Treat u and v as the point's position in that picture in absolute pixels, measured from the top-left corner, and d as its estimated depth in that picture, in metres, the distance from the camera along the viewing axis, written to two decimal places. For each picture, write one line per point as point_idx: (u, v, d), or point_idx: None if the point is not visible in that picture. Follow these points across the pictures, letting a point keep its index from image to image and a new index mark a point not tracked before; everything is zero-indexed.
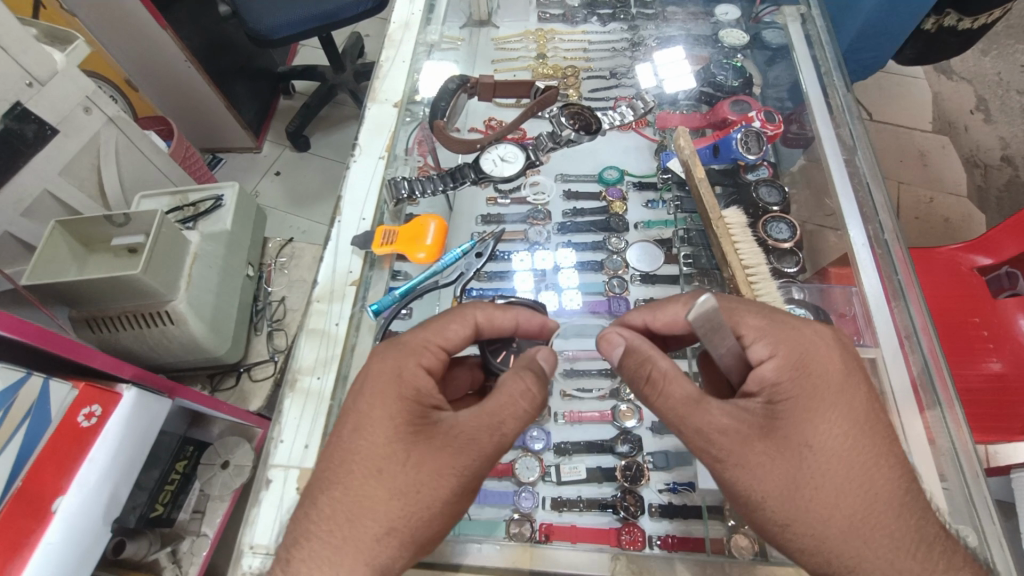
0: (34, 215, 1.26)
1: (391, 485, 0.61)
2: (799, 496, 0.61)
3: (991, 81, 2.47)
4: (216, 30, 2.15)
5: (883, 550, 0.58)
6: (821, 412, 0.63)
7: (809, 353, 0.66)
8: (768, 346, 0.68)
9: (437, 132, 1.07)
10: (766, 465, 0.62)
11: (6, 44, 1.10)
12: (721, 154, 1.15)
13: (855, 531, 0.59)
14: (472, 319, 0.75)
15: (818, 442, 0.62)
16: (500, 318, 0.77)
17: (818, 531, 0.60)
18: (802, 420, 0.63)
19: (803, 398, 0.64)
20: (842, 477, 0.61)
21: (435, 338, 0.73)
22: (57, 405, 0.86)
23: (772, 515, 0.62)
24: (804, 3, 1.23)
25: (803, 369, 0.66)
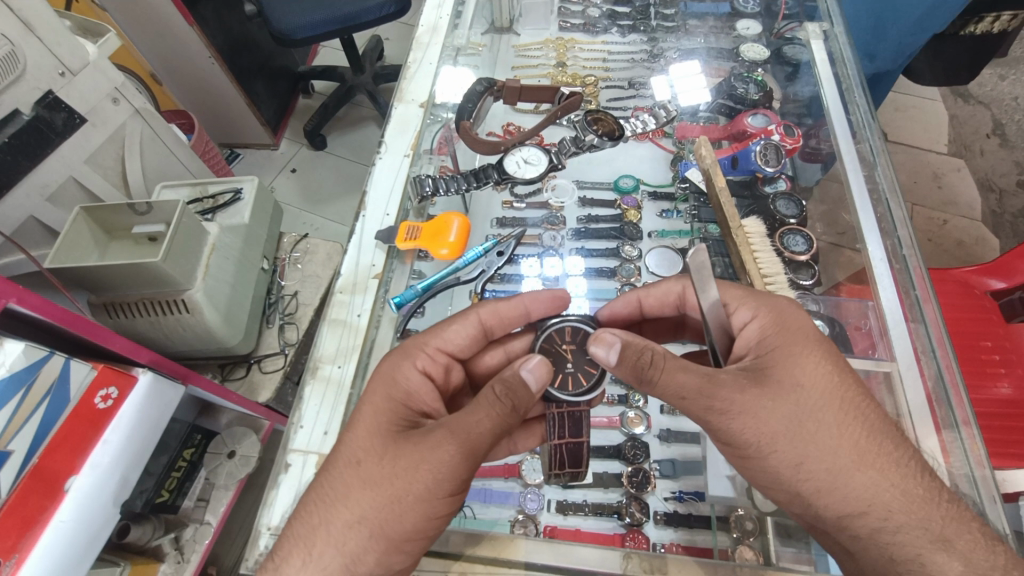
0: (58, 201, 1.28)
1: (409, 487, 0.63)
2: (803, 433, 0.65)
3: (1009, 105, 2.46)
4: (239, 28, 2.19)
5: (892, 475, 0.63)
6: (807, 355, 0.70)
7: (786, 311, 0.75)
8: (750, 308, 0.76)
9: (462, 132, 1.12)
10: (770, 405, 0.66)
11: (41, 34, 1.13)
12: (739, 166, 1.17)
13: (862, 459, 0.64)
14: (477, 317, 0.83)
15: (810, 381, 0.68)
16: (508, 310, 0.84)
17: (829, 465, 0.64)
18: (793, 364, 0.69)
19: (787, 345, 0.71)
20: (838, 413, 0.67)
21: (433, 341, 0.81)
22: (76, 386, 0.88)
23: (786, 456, 0.65)
24: (827, 20, 1.22)
25: (784, 323, 0.74)
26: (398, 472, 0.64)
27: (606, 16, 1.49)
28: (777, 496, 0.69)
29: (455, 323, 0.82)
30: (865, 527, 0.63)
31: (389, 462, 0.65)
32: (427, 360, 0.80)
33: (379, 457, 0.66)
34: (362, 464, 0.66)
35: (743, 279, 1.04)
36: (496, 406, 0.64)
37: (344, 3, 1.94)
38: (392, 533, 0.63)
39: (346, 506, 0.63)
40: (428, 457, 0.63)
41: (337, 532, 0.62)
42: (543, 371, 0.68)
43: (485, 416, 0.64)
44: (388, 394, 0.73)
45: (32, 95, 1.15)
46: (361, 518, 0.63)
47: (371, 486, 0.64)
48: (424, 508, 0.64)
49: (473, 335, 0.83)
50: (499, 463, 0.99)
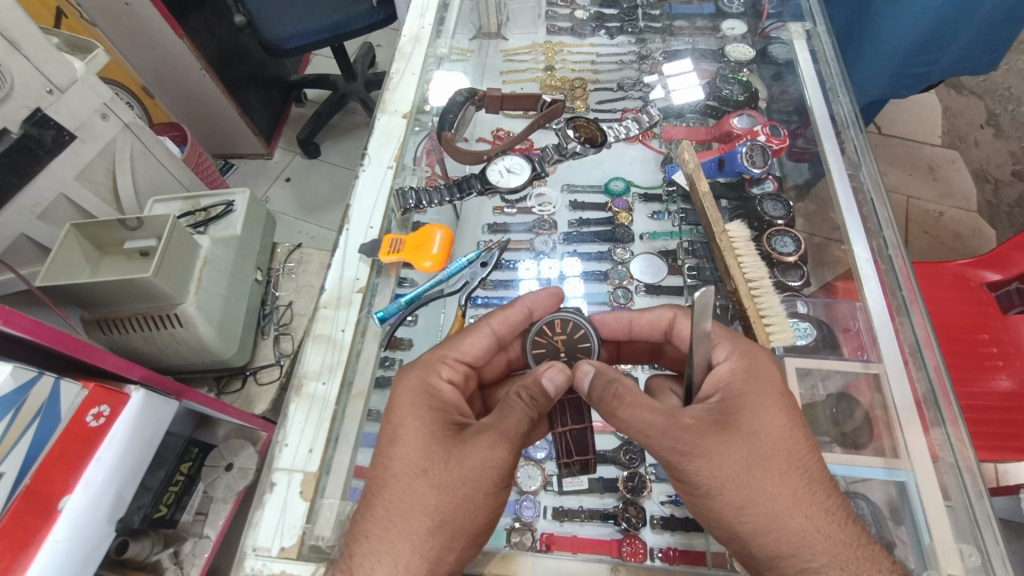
0: (49, 219, 1.28)
1: (479, 485, 0.65)
2: (751, 478, 0.64)
3: (1002, 96, 2.44)
4: (229, 39, 2.19)
5: (820, 521, 0.62)
6: (771, 402, 0.70)
7: (760, 357, 0.75)
8: (726, 349, 0.76)
9: (445, 143, 1.11)
10: (722, 451, 0.66)
11: (28, 52, 1.14)
12: (726, 168, 1.16)
13: (799, 507, 0.63)
14: (490, 328, 0.82)
15: (762, 428, 0.68)
16: (512, 315, 0.84)
17: (768, 510, 0.63)
18: (749, 412, 0.69)
19: (751, 394, 0.71)
20: (784, 464, 0.66)
21: (450, 352, 0.80)
22: (67, 405, 0.88)
23: (729, 500, 0.65)
24: (809, 20, 1.22)
25: (758, 369, 0.74)
26: (468, 475, 0.65)
27: (593, 18, 1.48)
28: (720, 532, 0.67)
29: (468, 336, 0.82)
30: (791, 568, 0.62)
31: (453, 466, 0.65)
32: (449, 370, 0.79)
33: (442, 464, 0.66)
34: (429, 471, 0.65)
35: (727, 284, 1.03)
36: (529, 408, 0.71)
37: (332, 11, 1.94)
38: (466, 533, 0.64)
39: (420, 513, 0.63)
40: (492, 457, 0.66)
41: (420, 541, 0.62)
42: (561, 377, 0.73)
43: (523, 415, 0.70)
44: (431, 405, 0.72)
45: (20, 113, 1.15)
46: (441, 523, 0.63)
47: (444, 491, 0.64)
48: (493, 502, 0.67)
49: (488, 346, 0.83)
50: None
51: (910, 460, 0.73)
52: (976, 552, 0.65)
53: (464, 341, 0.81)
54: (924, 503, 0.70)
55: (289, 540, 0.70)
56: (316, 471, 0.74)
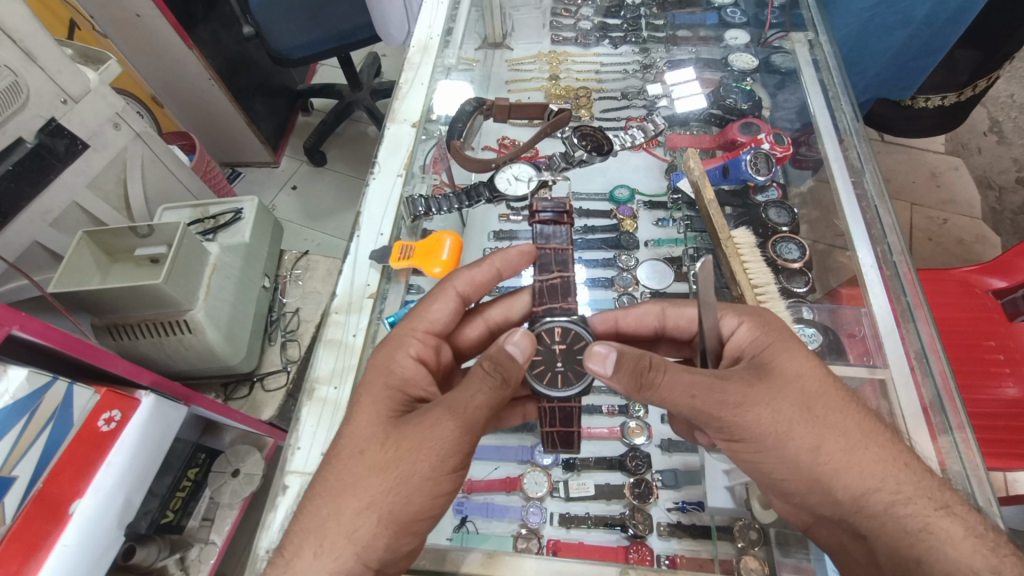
0: (62, 226, 1.30)
1: (415, 468, 0.63)
2: (812, 415, 0.67)
3: (1004, 103, 2.45)
4: (237, 49, 2.23)
5: (894, 450, 0.66)
6: (797, 351, 0.72)
7: (769, 315, 0.77)
8: (735, 315, 0.78)
9: (454, 152, 1.13)
10: (779, 393, 0.68)
11: (43, 64, 1.16)
12: (730, 175, 1.18)
13: (863, 441, 0.66)
14: (453, 289, 0.86)
15: (797, 373, 0.70)
16: (480, 275, 0.87)
17: (843, 444, 0.66)
18: (779, 358, 0.72)
19: (776, 343, 0.73)
20: (837, 398, 0.69)
21: (418, 323, 0.82)
22: (79, 410, 0.89)
23: (804, 441, 0.67)
24: (813, 29, 1.24)
25: (768, 331, 0.75)
26: (403, 455, 0.64)
27: (597, 29, 1.52)
28: (793, 483, 0.68)
29: (436, 302, 0.85)
30: (880, 503, 0.63)
31: (391, 447, 0.65)
32: (418, 343, 0.80)
33: (382, 445, 0.66)
34: (365, 452, 0.66)
35: (733, 290, 1.04)
36: (486, 381, 0.66)
37: (339, 22, 1.97)
38: (401, 516, 0.63)
39: (354, 495, 0.63)
40: (432, 438, 0.64)
41: (348, 522, 0.62)
42: (526, 342, 0.70)
43: (477, 391, 0.65)
44: (385, 384, 0.73)
45: (35, 123, 1.17)
46: (371, 506, 0.62)
47: (378, 472, 0.64)
48: (432, 488, 0.64)
49: (455, 308, 0.86)
50: (499, 477, 0.99)
51: None
52: None
53: (432, 306, 0.85)
54: None
55: None
56: None
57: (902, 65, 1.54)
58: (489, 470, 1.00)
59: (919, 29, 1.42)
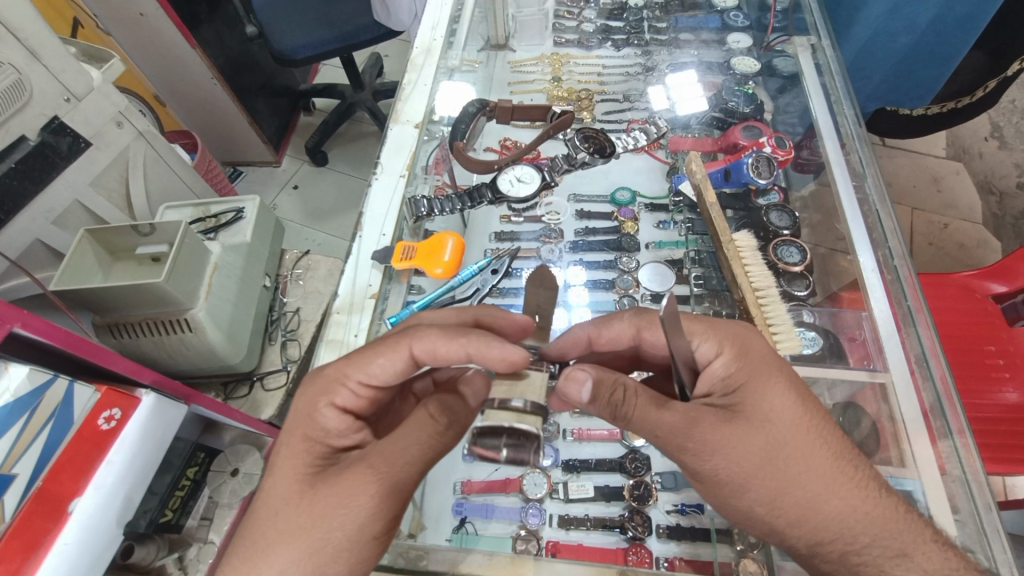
0: (64, 224, 1.30)
1: (330, 536, 0.61)
2: (774, 466, 0.64)
3: (1006, 108, 2.45)
4: (240, 49, 2.23)
5: (858, 502, 0.63)
6: (773, 386, 0.69)
7: (750, 342, 0.73)
8: (713, 344, 0.73)
9: (455, 153, 1.13)
10: (743, 439, 0.65)
11: (47, 62, 1.16)
12: (732, 178, 1.18)
13: (825, 493, 0.64)
14: (407, 350, 0.72)
15: (769, 411, 0.68)
16: (443, 348, 0.71)
17: (801, 495, 0.63)
18: (753, 394, 0.69)
19: (753, 380, 0.70)
20: (803, 443, 0.66)
21: (353, 372, 0.72)
22: (80, 408, 0.89)
23: (759, 493, 0.64)
24: (815, 34, 1.24)
25: (745, 361, 0.72)
26: (318, 523, 0.61)
27: (599, 31, 1.52)
28: (754, 522, 0.66)
29: (379, 357, 0.71)
30: (833, 552, 0.63)
31: (308, 508, 0.62)
32: (347, 395, 0.72)
33: (297, 506, 0.63)
34: (281, 514, 0.62)
35: (735, 293, 1.04)
36: (429, 426, 0.65)
37: (342, 22, 1.98)
38: None
39: (267, 563, 0.59)
40: (349, 500, 0.61)
41: None
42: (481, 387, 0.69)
43: (412, 443, 0.64)
44: (304, 436, 0.69)
45: (38, 121, 1.17)
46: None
47: (294, 536, 0.61)
48: (354, 557, 0.62)
49: (404, 368, 0.72)
50: (499, 478, 0.97)
51: (917, 469, 0.74)
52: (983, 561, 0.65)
53: (374, 360, 0.72)
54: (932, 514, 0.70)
55: None
56: None
57: (911, 73, 1.55)
58: (489, 471, 0.97)
59: (924, 32, 1.43)
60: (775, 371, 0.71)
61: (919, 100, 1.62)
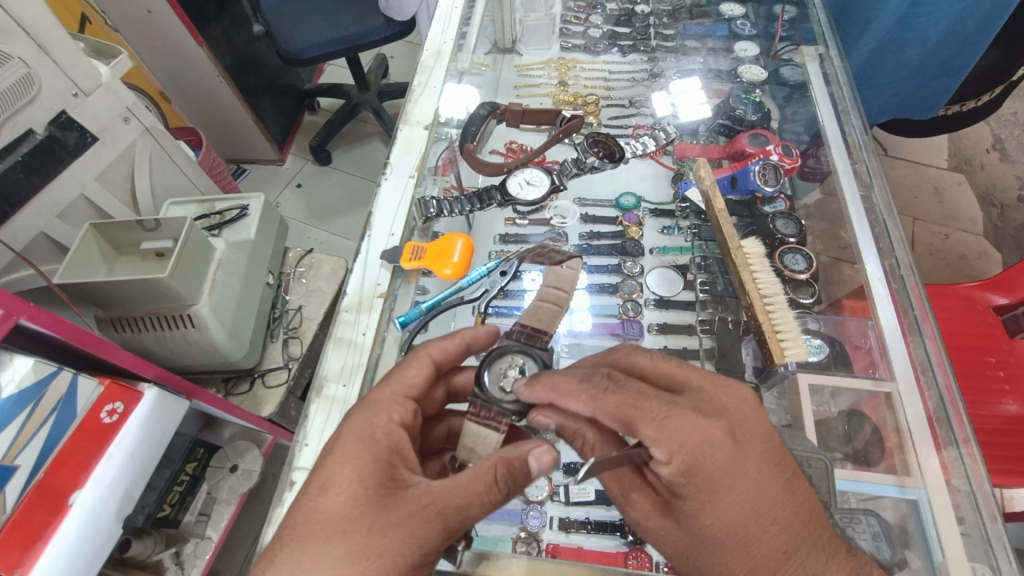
0: (69, 218, 1.30)
1: (381, 563, 0.59)
2: (701, 561, 0.65)
3: (1008, 121, 2.47)
4: (247, 47, 2.24)
5: None
6: (722, 503, 0.61)
7: (711, 451, 0.61)
8: (665, 451, 0.61)
9: (466, 154, 1.15)
10: (673, 533, 0.66)
11: (57, 57, 1.17)
12: (739, 185, 1.18)
13: None
14: (428, 356, 0.78)
15: (707, 520, 0.63)
16: (450, 346, 0.80)
17: None
18: (696, 502, 0.63)
19: (699, 494, 0.62)
20: (734, 555, 0.62)
21: (400, 390, 0.75)
22: (83, 402, 0.89)
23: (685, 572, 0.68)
24: (823, 43, 1.25)
25: (697, 473, 0.61)
26: (386, 547, 0.60)
27: (606, 37, 1.53)
28: None
29: (410, 366, 0.77)
30: None
31: (377, 535, 0.60)
32: (403, 411, 0.73)
33: (365, 530, 0.61)
34: (347, 533, 0.61)
35: (742, 299, 1.03)
36: (494, 489, 0.64)
37: (350, 23, 1.98)
38: None
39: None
40: (412, 532, 0.61)
41: None
42: (547, 461, 0.66)
43: (477, 495, 0.63)
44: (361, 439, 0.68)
45: (46, 115, 1.18)
46: None
47: (359, 561, 0.59)
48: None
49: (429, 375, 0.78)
50: None
51: (923, 479, 0.74)
52: (989, 571, 0.65)
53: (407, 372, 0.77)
54: (937, 522, 0.70)
55: None
56: None
57: (924, 85, 1.55)
58: None
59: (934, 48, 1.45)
60: (740, 485, 0.61)
61: (930, 111, 1.64)
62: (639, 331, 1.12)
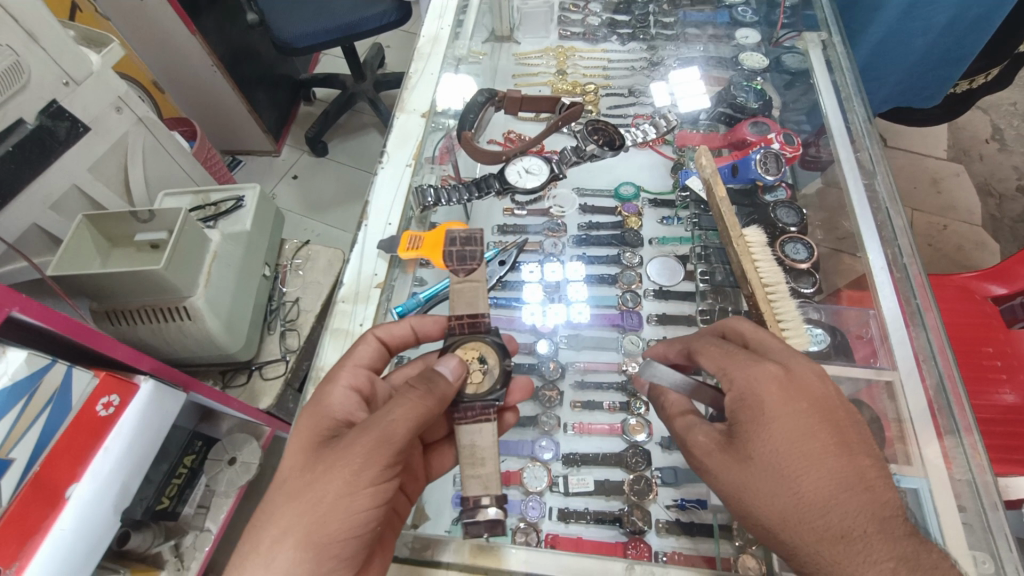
0: (61, 210, 1.28)
1: (326, 488, 0.62)
2: (749, 491, 0.64)
3: (1008, 111, 2.46)
4: (241, 36, 2.21)
5: (820, 533, 0.59)
6: (775, 423, 0.64)
7: (768, 374, 0.68)
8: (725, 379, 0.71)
9: (464, 142, 1.12)
10: (727, 464, 0.66)
11: (47, 45, 1.14)
12: (740, 174, 1.17)
13: (792, 521, 0.61)
14: (374, 336, 0.83)
15: (762, 441, 0.64)
16: (397, 330, 0.84)
17: (768, 520, 0.63)
18: (750, 425, 0.66)
19: (752, 416, 0.66)
20: (782, 476, 0.62)
21: (349, 361, 0.80)
22: (78, 394, 0.88)
23: (737, 512, 0.66)
24: (825, 30, 1.25)
25: (750, 399, 0.67)
26: (320, 476, 0.63)
27: (605, 25, 1.50)
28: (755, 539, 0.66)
29: (358, 345, 0.82)
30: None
31: (309, 471, 0.64)
32: (353, 376, 0.78)
33: (303, 471, 0.65)
34: (288, 481, 0.65)
35: (744, 288, 1.01)
36: (415, 399, 0.67)
37: (346, 11, 1.95)
38: (318, 539, 0.61)
39: (273, 524, 0.61)
40: (342, 458, 0.63)
41: (267, 550, 0.60)
42: (457, 365, 0.73)
43: (399, 405, 0.65)
44: (313, 414, 0.72)
45: (36, 104, 1.16)
46: (288, 530, 0.61)
47: (293, 498, 0.62)
48: (350, 505, 0.62)
49: (379, 351, 0.82)
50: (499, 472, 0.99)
51: (924, 469, 0.74)
52: (990, 559, 0.65)
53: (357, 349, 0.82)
54: (938, 510, 0.70)
55: None
56: None
57: (926, 74, 1.54)
58: None
59: (939, 37, 1.43)
60: (798, 405, 0.65)
61: (930, 100, 1.62)
62: (638, 322, 1.12)
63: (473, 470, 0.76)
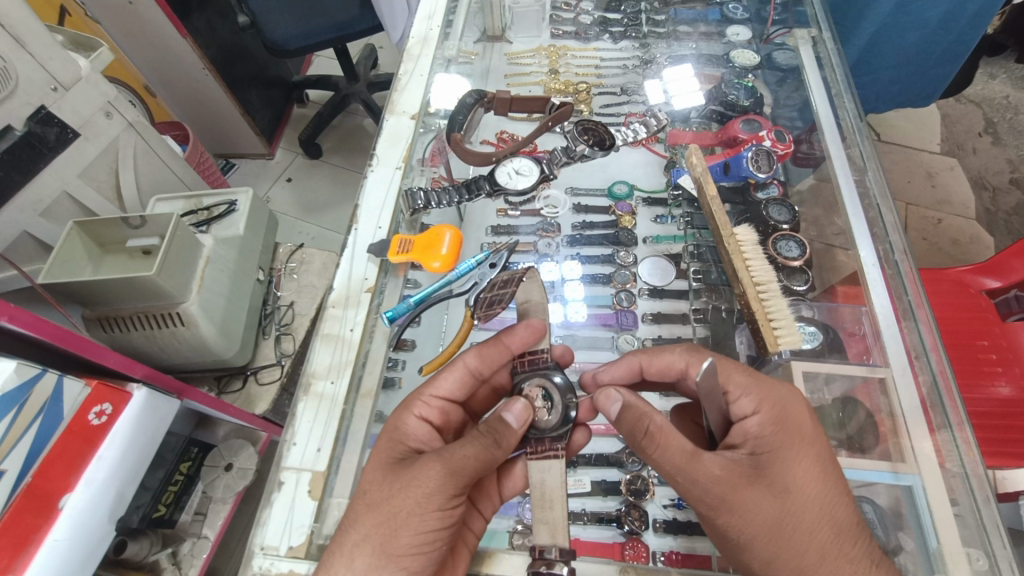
0: (52, 216, 1.27)
1: (403, 503, 0.65)
2: (783, 532, 0.64)
3: (1000, 104, 2.46)
4: (231, 38, 2.19)
5: (861, 563, 0.63)
6: (805, 454, 0.69)
7: (789, 406, 0.73)
8: (753, 402, 0.73)
9: (454, 145, 1.11)
10: (757, 500, 0.66)
11: (34, 50, 1.14)
12: (732, 172, 1.17)
13: (825, 561, 0.63)
14: (464, 365, 0.82)
15: (797, 474, 0.67)
16: (490, 350, 0.81)
17: (797, 563, 0.64)
18: (786, 457, 0.69)
19: (783, 448, 0.69)
20: (816, 514, 0.66)
21: (428, 390, 0.82)
22: (69, 404, 0.87)
23: (759, 555, 0.65)
24: (816, 27, 1.24)
25: (785, 423, 0.71)
26: (399, 493, 0.66)
27: (597, 23, 1.50)
28: None
29: (443, 372, 0.83)
30: None
31: (390, 486, 0.67)
32: (424, 407, 0.81)
33: (381, 484, 0.68)
34: (367, 492, 0.68)
35: (736, 287, 1.02)
36: (478, 438, 0.68)
37: (337, 12, 1.94)
38: (392, 549, 0.64)
39: (353, 528, 0.65)
40: (417, 478, 0.66)
41: (349, 550, 0.64)
42: (523, 411, 0.72)
43: (467, 442, 0.68)
44: (389, 436, 0.76)
45: (24, 110, 1.15)
46: (367, 537, 0.64)
47: (372, 508, 0.66)
48: (418, 524, 0.65)
49: (463, 380, 0.83)
50: None
51: (917, 464, 0.74)
52: (984, 556, 0.65)
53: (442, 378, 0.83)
54: (933, 506, 0.70)
55: (296, 539, 0.70)
56: (324, 469, 0.75)
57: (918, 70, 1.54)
58: None
59: (930, 32, 1.43)
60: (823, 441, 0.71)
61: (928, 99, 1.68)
62: (634, 321, 1.12)
63: (542, 514, 0.69)
